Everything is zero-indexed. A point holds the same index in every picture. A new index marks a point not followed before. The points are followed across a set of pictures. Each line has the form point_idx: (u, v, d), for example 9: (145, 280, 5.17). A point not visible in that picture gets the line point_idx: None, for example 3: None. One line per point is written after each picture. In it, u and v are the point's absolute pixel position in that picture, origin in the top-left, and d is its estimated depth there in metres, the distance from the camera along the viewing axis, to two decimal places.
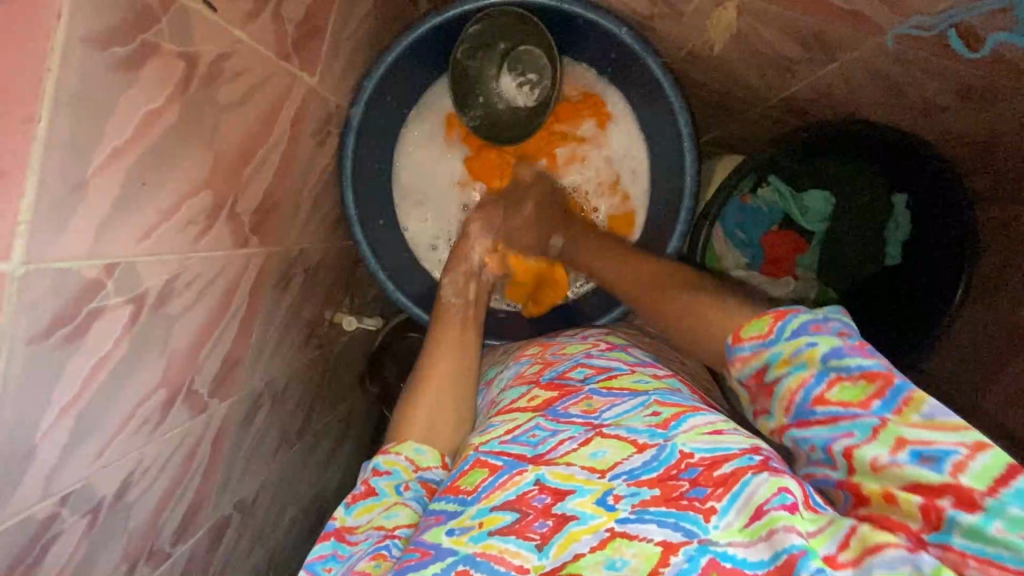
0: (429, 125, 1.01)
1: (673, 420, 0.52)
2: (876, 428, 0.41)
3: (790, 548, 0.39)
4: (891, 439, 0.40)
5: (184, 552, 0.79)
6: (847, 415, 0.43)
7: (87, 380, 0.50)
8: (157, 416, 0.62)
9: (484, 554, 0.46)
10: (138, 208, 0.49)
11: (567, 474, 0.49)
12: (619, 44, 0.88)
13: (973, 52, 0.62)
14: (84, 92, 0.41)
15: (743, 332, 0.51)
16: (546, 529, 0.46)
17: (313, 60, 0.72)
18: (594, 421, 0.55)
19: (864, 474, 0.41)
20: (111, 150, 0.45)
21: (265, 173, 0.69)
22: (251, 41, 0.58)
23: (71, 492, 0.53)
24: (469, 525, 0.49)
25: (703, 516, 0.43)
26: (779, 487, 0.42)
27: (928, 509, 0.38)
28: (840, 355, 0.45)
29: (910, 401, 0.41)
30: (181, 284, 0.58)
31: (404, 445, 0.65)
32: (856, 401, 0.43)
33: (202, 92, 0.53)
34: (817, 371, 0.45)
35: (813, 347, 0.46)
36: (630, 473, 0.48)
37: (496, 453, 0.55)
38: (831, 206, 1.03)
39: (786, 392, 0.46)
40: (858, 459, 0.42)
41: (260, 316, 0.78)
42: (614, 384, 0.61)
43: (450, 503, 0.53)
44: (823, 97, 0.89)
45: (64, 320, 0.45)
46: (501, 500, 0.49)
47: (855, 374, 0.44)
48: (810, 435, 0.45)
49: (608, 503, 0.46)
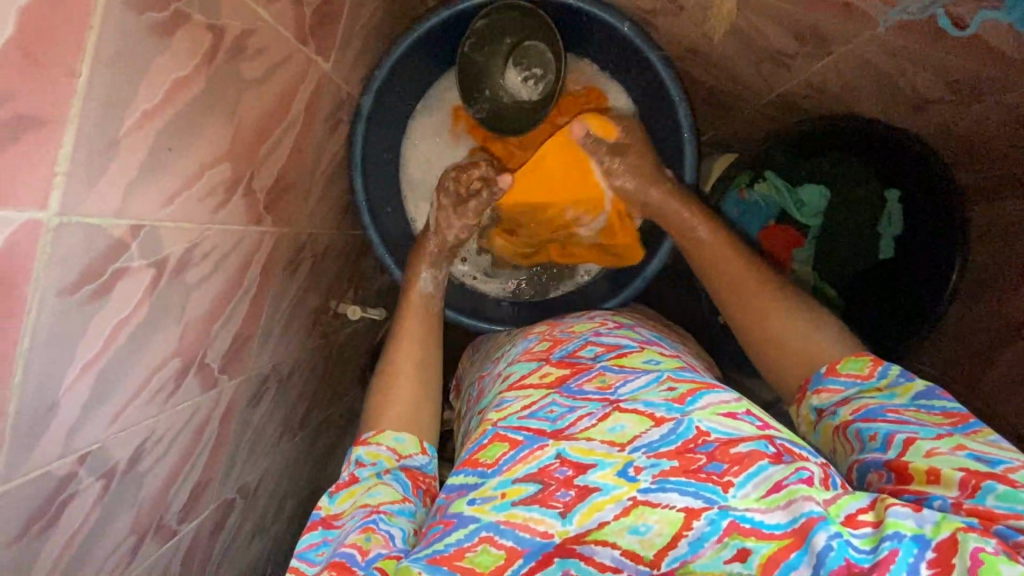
0: (436, 117, 1.03)
1: (689, 395, 0.55)
2: (940, 434, 0.47)
3: (809, 513, 0.43)
4: (953, 441, 0.46)
5: (190, 530, 0.79)
6: (917, 423, 0.49)
7: (108, 339, 0.51)
8: (171, 385, 0.63)
9: (508, 522, 0.48)
10: (163, 172, 0.51)
11: (587, 449, 0.52)
12: (620, 37, 0.91)
13: (960, 31, 0.66)
14: (120, 52, 0.43)
15: (840, 367, 0.59)
16: (570, 499, 0.49)
17: (327, 45, 0.74)
18: (610, 397, 0.57)
19: (915, 455, 0.46)
20: (142, 112, 0.47)
21: (279, 154, 0.71)
22: (272, 20, 0.60)
23: (88, 453, 0.54)
24: (490, 495, 0.51)
25: (721, 487, 0.46)
26: (796, 467, 0.46)
27: (967, 480, 0.43)
28: (931, 395, 0.52)
29: (980, 432, 0.48)
30: (198, 254, 0.60)
31: (384, 435, 0.65)
32: (932, 421, 0.49)
33: (226, 65, 0.55)
34: (903, 401, 0.53)
35: (908, 384, 0.54)
36: (648, 446, 0.51)
37: (515, 427, 0.56)
38: (826, 201, 1.06)
39: (863, 403, 0.54)
40: (915, 445, 0.47)
41: (269, 297, 0.80)
42: (626, 361, 0.63)
43: (470, 475, 0.54)
44: (818, 93, 0.92)
45: (91, 276, 0.47)
46: (523, 473, 0.51)
47: (937, 410, 0.51)
48: (874, 425, 0.50)
49: (630, 475, 0.49)
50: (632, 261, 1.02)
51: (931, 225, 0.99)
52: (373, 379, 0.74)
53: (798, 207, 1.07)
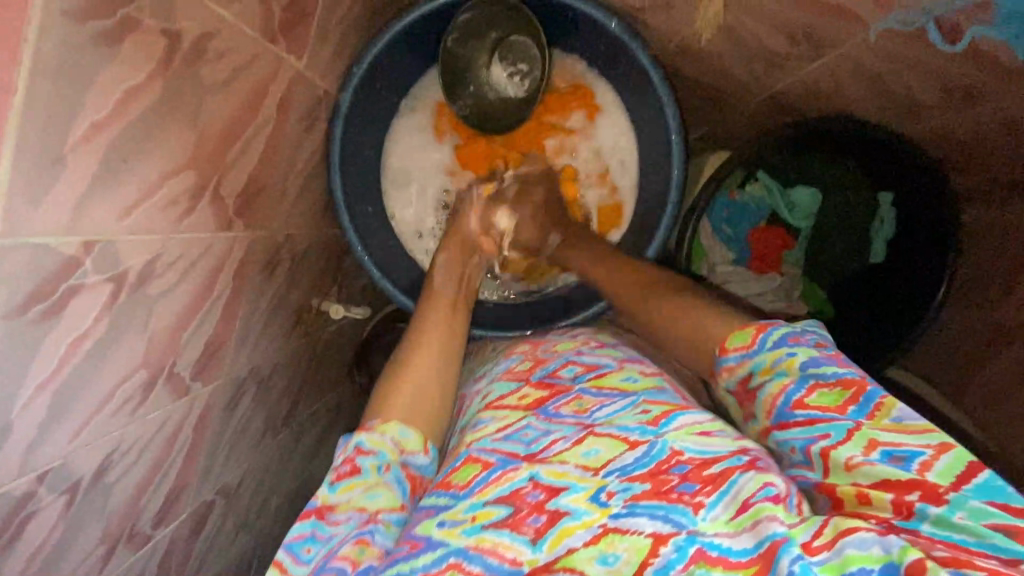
0: (417, 113, 1.00)
1: (663, 417, 0.54)
2: (850, 431, 0.46)
3: (773, 536, 0.42)
4: (864, 441, 0.45)
5: (166, 535, 0.79)
6: (824, 418, 0.47)
7: (65, 357, 0.50)
8: (139, 396, 0.62)
9: (477, 547, 0.47)
10: (119, 185, 0.49)
11: (561, 472, 0.51)
12: (608, 34, 0.88)
13: (951, 45, 0.63)
14: (62, 65, 0.41)
15: (728, 343, 0.56)
16: (541, 525, 0.47)
17: (300, 43, 0.72)
18: (586, 421, 0.56)
19: (839, 472, 0.45)
20: (91, 125, 0.45)
21: (249, 157, 0.69)
22: (235, 20, 0.57)
23: (50, 470, 0.53)
24: (461, 518, 0.50)
25: (691, 509, 0.45)
26: (765, 482, 0.45)
27: (898, 502, 0.42)
28: (817, 364, 0.50)
29: (880, 408, 0.46)
30: (162, 265, 0.58)
31: (389, 425, 0.60)
32: (833, 406, 0.47)
33: (185, 70, 0.52)
34: (796, 378, 0.50)
35: (792, 356, 0.51)
36: (621, 469, 0.50)
37: (488, 449, 0.55)
38: (818, 203, 1.05)
39: (768, 397, 0.51)
40: (833, 459, 0.45)
41: (244, 301, 0.78)
42: (604, 383, 0.62)
43: (440, 498, 0.53)
44: (810, 93, 0.89)
45: (41, 296, 0.45)
46: (494, 496, 0.50)
47: (831, 380, 0.49)
48: (790, 436, 0.48)
49: (601, 500, 0.48)
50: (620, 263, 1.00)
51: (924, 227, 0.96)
52: (386, 367, 0.69)
53: (789, 209, 1.06)
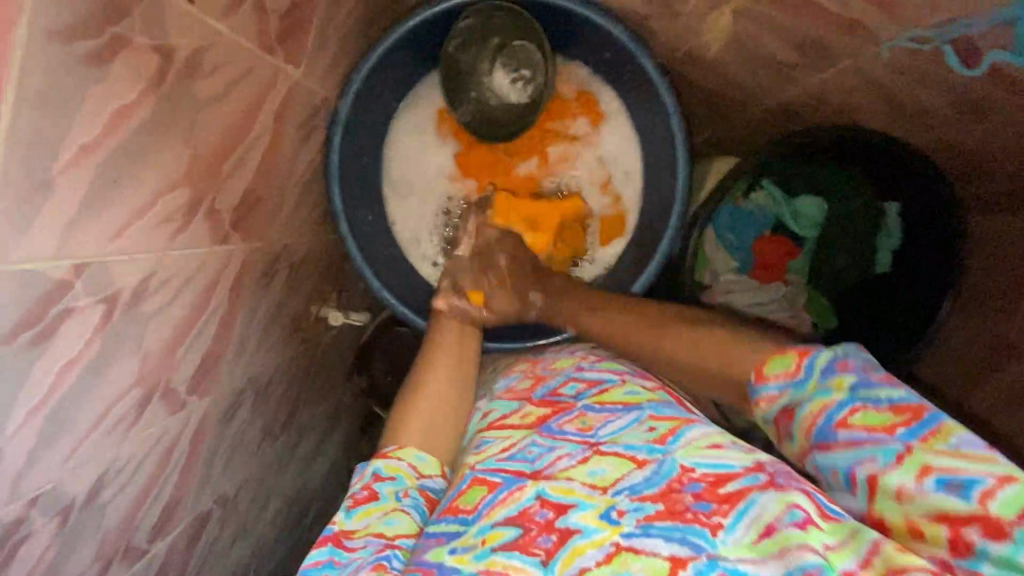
0: (416, 117, 0.98)
1: (671, 434, 0.52)
2: (900, 455, 0.41)
3: (805, 567, 0.40)
4: (916, 467, 0.40)
5: (162, 548, 0.79)
6: (870, 442, 0.43)
7: (56, 381, 0.49)
8: (134, 415, 0.61)
9: (488, 572, 0.46)
10: (110, 205, 0.48)
11: (567, 489, 0.50)
12: (615, 42, 0.86)
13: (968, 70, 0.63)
14: (49, 88, 0.39)
15: (766, 368, 0.51)
16: (551, 545, 0.47)
17: (298, 51, 0.70)
18: (590, 440, 0.55)
19: (887, 501, 0.41)
20: (80, 147, 0.43)
21: (246, 169, 0.67)
22: (230, 33, 0.56)
23: (41, 494, 0.52)
24: (471, 543, 0.49)
25: (710, 531, 0.44)
26: (789, 503, 0.44)
27: (955, 538, 0.38)
28: (866, 385, 0.45)
29: (936, 432, 0.41)
30: (156, 283, 0.57)
31: (406, 450, 0.63)
32: (880, 429, 0.43)
33: (178, 86, 0.51)
34: (841, 399, 0.45)
35: (839, 375, 0.46)
36: (631, 488, 0.49)
37: (493, 470, 0.54)
38: (824, 213, 1.03)
39: (807, 417, 0.46)
40: (882, 486, 0.42)
41: (241, 313, 0.77)
42: (607, 398, 0.60)
43: (450, 524, 0.52)
44: (818, 103, 0.87)
45: (28, 323, 0.44)
46: (502, 517, 0.50)
47: (882, 404, 0.44)
48: (832, 460, 0.44)
49: (612, 517, 0.47)
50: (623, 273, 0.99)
51: (932, 235, 0.94)
52: (402, 387, 0.72)
53: (794, 218, 1.04)
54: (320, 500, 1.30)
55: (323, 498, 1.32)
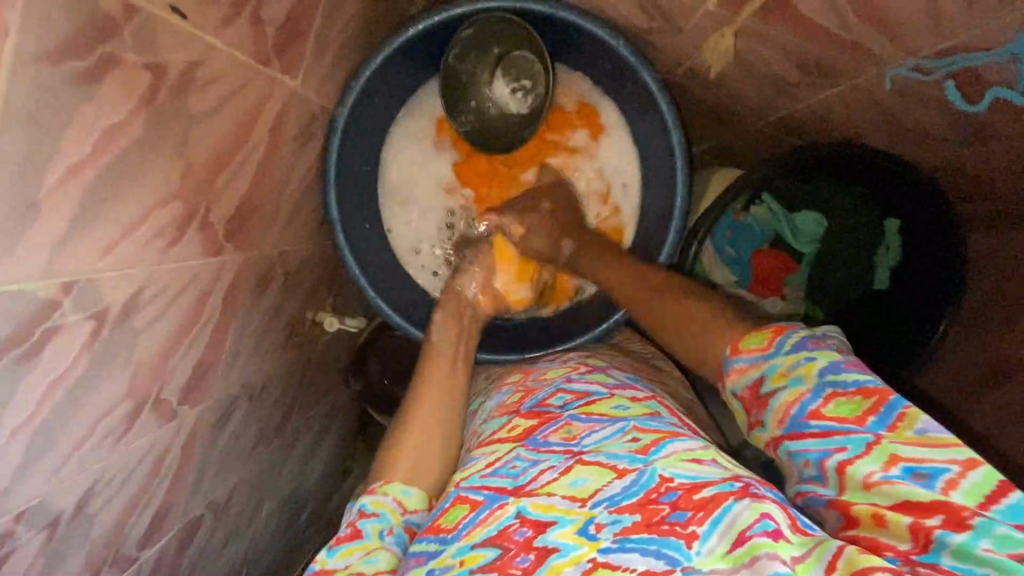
0: (416, 127, 0.98)
1: (653, 445, 0.52)
2: (869, 444, 0.43)
3: None
4: (885, 455, 0.42)
5: (152, 554, 0.79)
6: (840, 430, 0.45)
7: (44, 398, 0.49)
8: (123, 427, 0.61)
9: None
10: (99, 223, 0.47)
11: (547, 505, 0.49)
12: (616, 56, 0.85)
13: (970, 105, 0.64)
14: (37, 110, 0.39)
15: (742, 345, 0.54)
16: (529, 564, 0.46)
17: (295, 62, 0.69)
18: (574, 449, 0.55)
19: (855, 490, 0.43)
20: (69, 168, 0.43)
21: (241, 180, 0.67)
22: (226, 47, 0.55)
23: (28, 509, 0.52)
24: (449, 563, 0.49)
25: (685, 541, 0.44)
26: (761, 513, 0.44)
27: (917, 529, 0.39)
28: (836, 370, 0.47)
29: (904, 417, 0.43)
30: (146, 297, 0.56)
31: (392, 486, 0.62)
32: (851, 417, 0.45)
33: (170, 102, 0.51)
34: (813, 387, 0.47)
35: (808, 361, 0.48)
36: (610, 499, 0.49)
37: (476, 488, 0.54)
38: (823, 229, 1.01)
39: (781, 406, 0.48)
40: (850, 475, 0.43)
41: (235, 321, 0.76)
42: (594, 409, 0.60)
43: (430, 543, 0.52)
44: (820, 119, 0.87)
45: (15, 342, 0.44)
46: (482, 537, 0.49)
47: (851, 389, 0.46)
48: (804, 449, 0.46)
49: (590, 532, 0.47)
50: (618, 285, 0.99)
51: (934, 253, 0.94)
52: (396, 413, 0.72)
53: (794, 234, 1.03)
54: (313, 501, 1.30)
55: (317, 499, 1.32)
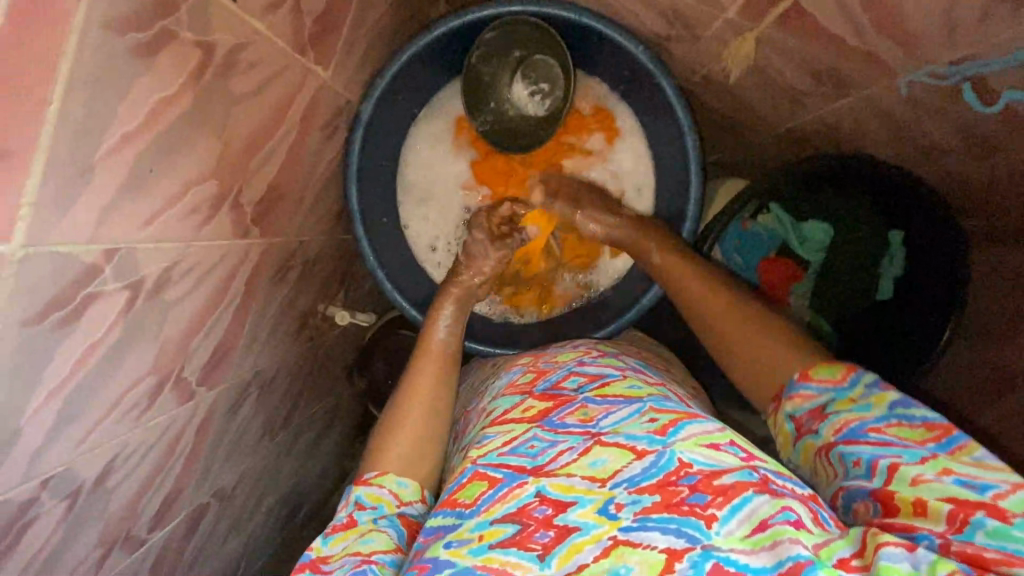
0: (436, 127, 1.00)
1: (671, 426, 0.53)
2: (925, 457, 0.46)
3: (796, 557, 0.42)
4: (939, 466, 0.45)
5: (160, 538, 0.78)
6: (899, 444, 0.48)
7: (78, 364, 0.49)
8: (146, 402, 0.61)
9: (484, 567, 0.46)
10: (143, 195, 0.49)
11: (567, 486, 0.50)
12: (636, 62, 0.88)
13: (986, 106, 0.65)
14: (100, 77, 0.41)
15: (813, 373, 0.58)
16: (548, 541, 0.47)
17: (327, 54, 0.71)
18: (592, 430, 0.55)
19: (902, 484, 0.46)
20: (120, 136, 0.44)
21: (271, 166, 0.68)
22: (268, 33, 0.57)
23: (53, 476, 0.52)
24: (468, 537, 0.49)
25: (705, 522, 0.45)
26: (783, 505, 0.45)
27: (955, 513, 0.42)
28: (907, 404, 0.51)
29: (964, 447, 0.47)
30: (179, 272, 0.57)
31: (387, 477, 0.63)
32: (912, 439, 0.48)
33: (216, 81, 0.52)
34: (880, 413, 0.51)
35: (882, 392, 0.53)
36: (629, 481, 0.49)
37: (495, 465, 0.54)
38: (830, 238, 1.04)
39: (842, 419, 0.52)
40: (900, 472, 0.46)
41: (254, 306, 0.77)
42: (608, 391, 0.61)
43: (448, 517, 0.53)
44: (830, 130, 0.89)
45: (59, 305, 0.45)
46: (501, 513, 0.50)
47: (917, 421, 0.49)
48: (856, 450, 0.50)
49: (611, 512, 0.48)
50: (629, 287, 0.99)
51: (932, 265, 0.96)
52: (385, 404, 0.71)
53: (800, 241, 1.06)
54: (312, 499, 1.29)
55: (316, 497, 1.32)
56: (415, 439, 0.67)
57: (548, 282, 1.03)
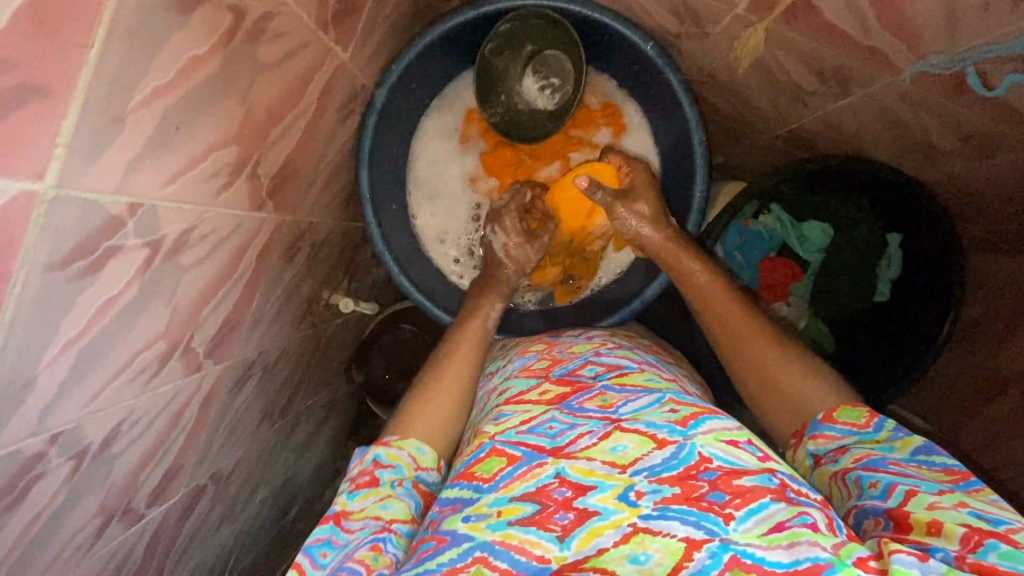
0: (449, 118, 1.02)
1: (691, 419, 0.54)
2: (942, 490, 0.47)
3: (814, 559, 0.42)
4: (955, 498, 0.46)
5: (157, 515, 0.77)
6: (918, 477, 0.49)
7: (94, 318, 0.49)
8: (155, 367, 0.61)
9: (503, 543, 0.47)
10: (167, 153, 0.49)
11: (587, 470, 0.50)
12: (643, 57, 0.90)
13: (987, 91, 0.66)
14: (139, 29, 0.42)
15: (837, 415, 0.59)
16: (568, 522, 0.47)
17: (347, 34, 0.73)
18: (611, 416, 0.56)
19: (918, 507, 0.46)
20: (151, 90, 0.45)
21: (287, 140, 0.69)
22: (295, 6, 0.59)
23: (62, 432, 0.52)
24: (486, 512, 0.49)
25: (722, 518, 0.45)
26: (800, 511, 0.45)
27: (970, 535, 0.42)
28: (930, 451, 0.52)
29: (979, 490, 0.48)
30: (196, 236, 0.58)
31: (407, 441, 0.63)
32: (930, 477, 0.49)
33: (243, 46, 0.54)
34: (902, 456, 0.53)
35: (908, 437, 0.54)
36: (650, 470, 0.50)
37: (513, 443, 0.54)
38: (829, 239, 1.06)
39: (861, 452, 0.54)
40: (918, 497, 0.47)
41: (262, 284, 0.77)
42: (627, 380, 0.62)
43: (465, 490, 0.53)
44: (833, 131, 0.91)
45: (80, 254, 0.45)
46: (520, 492, 0.50)
47: (938, 467, 0.51)
48: (876, 474, 0.51)
49: (630, 499, 0.48)
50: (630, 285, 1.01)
51: (927, 270, 0.99)
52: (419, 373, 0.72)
53: (800, 241, 1.08)
54: (303, 495, 1.27)
55: (307, 495, 1.30)
56: (455, 397, 0.68)
57: (593, 258, 1.03)
